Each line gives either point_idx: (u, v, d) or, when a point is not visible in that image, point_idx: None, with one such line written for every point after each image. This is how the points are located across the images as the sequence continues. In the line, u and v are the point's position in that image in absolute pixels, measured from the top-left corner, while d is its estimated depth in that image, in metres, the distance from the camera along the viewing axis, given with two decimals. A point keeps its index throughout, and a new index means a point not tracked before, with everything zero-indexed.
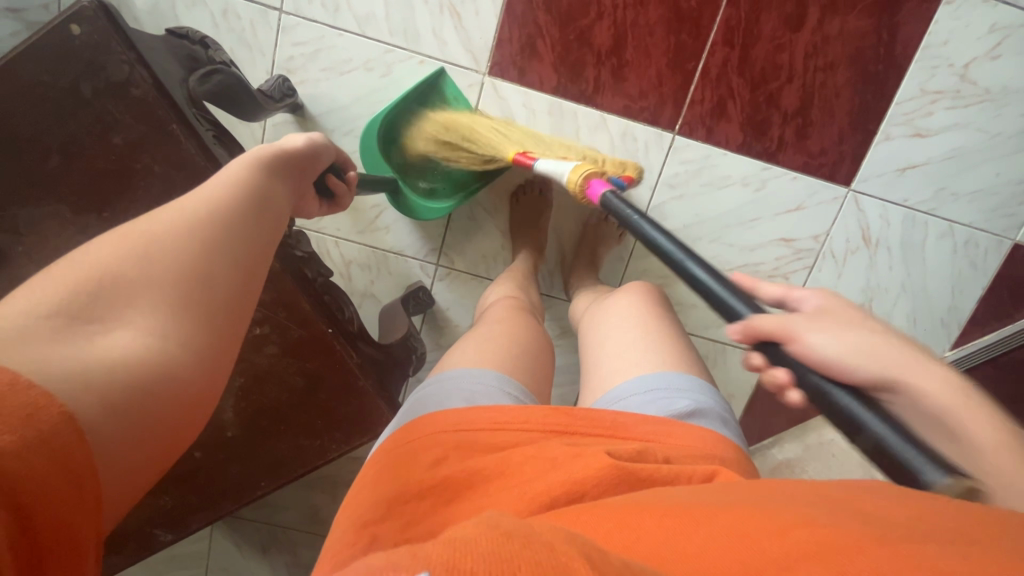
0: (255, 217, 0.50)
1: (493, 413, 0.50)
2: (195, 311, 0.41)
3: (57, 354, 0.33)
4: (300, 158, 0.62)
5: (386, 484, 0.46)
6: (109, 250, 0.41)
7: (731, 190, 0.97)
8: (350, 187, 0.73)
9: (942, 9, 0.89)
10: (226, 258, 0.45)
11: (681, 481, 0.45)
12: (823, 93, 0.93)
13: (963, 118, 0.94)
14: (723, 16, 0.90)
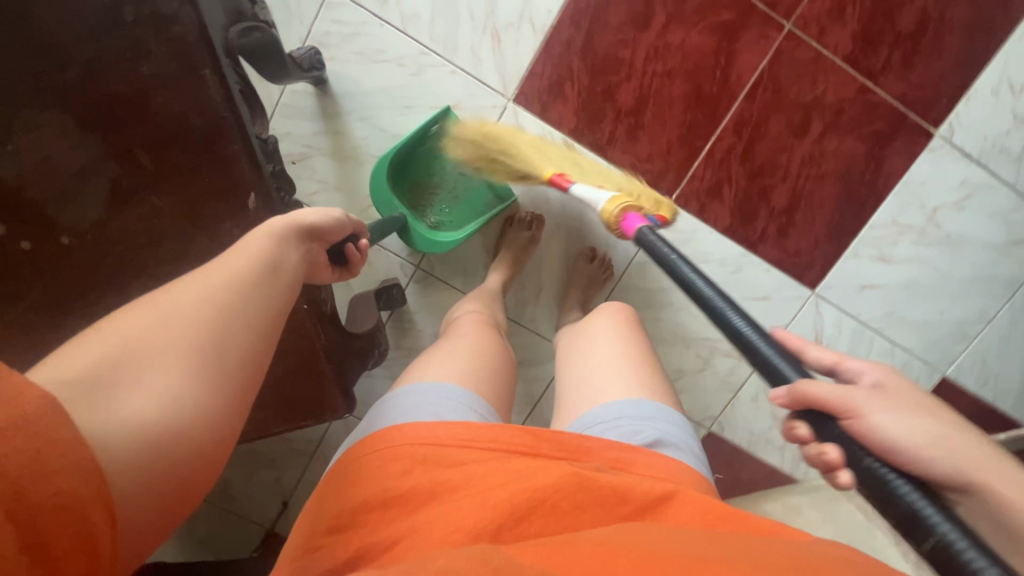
0: (269, 281, 0.52)
1: (462, 430, 0.51)
2: (214, 370, 0.43)
3: (93, 418, 0.34)
4: (314, 229, 0.61)
5: (357, 495, 0.47)
6: (128, 318, 0.42)
7: (709, 267, 1.03)
8: (365, 254, 0.71)
9: (925, 154, 0.98)
10: (241, 323, 0.47)
11: (632, 493, 0.48)
12: (809, 200, 1.00)
13: (923, 255, 1.03)
14: (738, 108, 0.96)
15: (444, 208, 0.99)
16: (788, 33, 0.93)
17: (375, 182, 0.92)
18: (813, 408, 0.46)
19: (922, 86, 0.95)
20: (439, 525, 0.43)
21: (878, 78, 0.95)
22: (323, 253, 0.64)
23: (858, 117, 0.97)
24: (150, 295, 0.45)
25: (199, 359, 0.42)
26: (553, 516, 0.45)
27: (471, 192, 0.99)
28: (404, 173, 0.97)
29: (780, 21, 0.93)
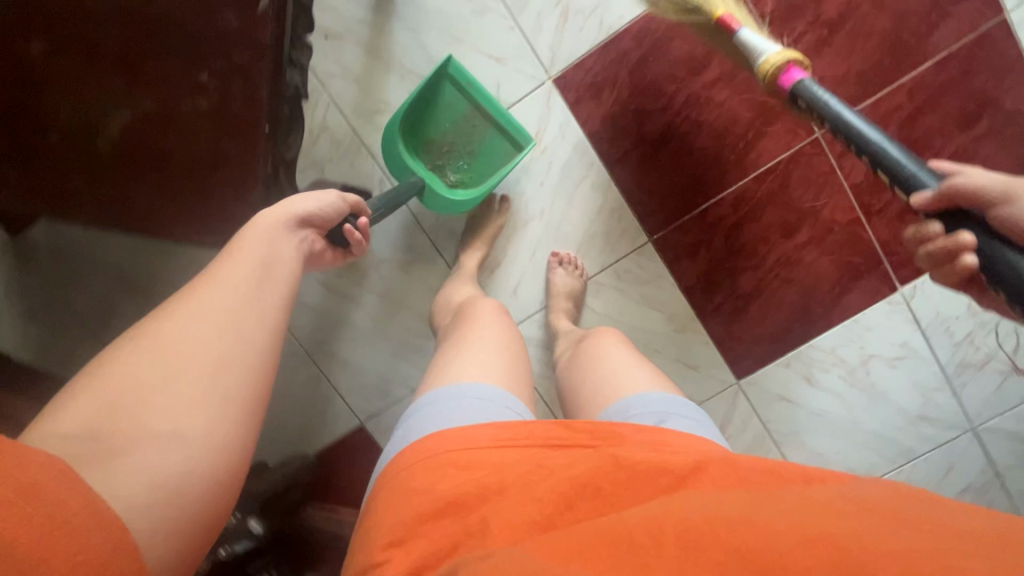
0: (267, 293, 0.55)
1: (500, 431, 0.57)
2: (215, 393, 0.44)
3: (95, 474, 0.36)
4: (303, 220, 0.66)
5: (409, 502, 0.51)
6: (119, 361, 0.43)
7: (657, 315, 1.05)
8: (365, 235, 0.77)
9: (882, 304, 1.04)
10: (240, 343, 0.48)
11: (652, 471, 0.52)
12: (769, 297, 1.04)
13: (843, 392, 1.08)
14: (745, 185, 0.99)
15: (462, 166, 1.00)
16: (815, 140, 0.97)
17: (387, 147, 0.92)
18: (953, 211, 0.62)
19: (905, 243, 1.00)
20: (502, 521, 0.48)
21: (870, 217, 1.00)
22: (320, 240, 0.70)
23: (841, 243, 1.01)
24: (145, 322, 0.47)
25: (200, 387, 0.44)
26: (596, 498, 0.50)
27: (485, 144, 0.99)
28: (420, 134, 0.98)
29: (812, 126, 0.96)
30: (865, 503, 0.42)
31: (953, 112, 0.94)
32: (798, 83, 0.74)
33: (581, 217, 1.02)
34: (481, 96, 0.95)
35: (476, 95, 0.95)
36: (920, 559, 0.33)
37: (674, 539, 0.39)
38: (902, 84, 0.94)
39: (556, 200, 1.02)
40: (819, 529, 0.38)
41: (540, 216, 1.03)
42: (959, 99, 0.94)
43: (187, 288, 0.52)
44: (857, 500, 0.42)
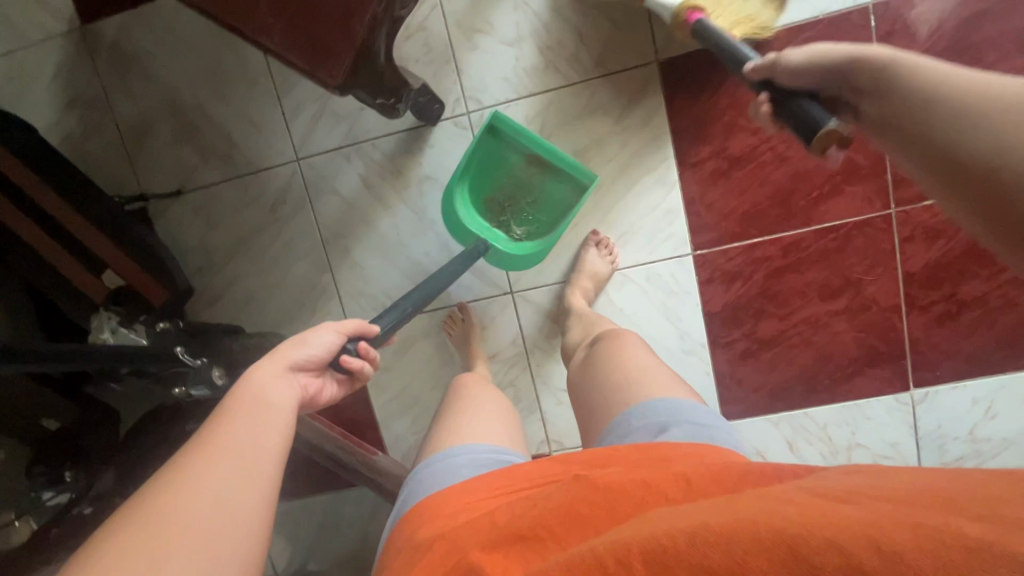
0: (270, 437, 0.52)
1: (493, 481, 0.63)
2: (217, 547, 0.41)
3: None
4: (303, 364, 0.62)
5: (419, 556, 0.53)
6: (114, 539, 0.40)
7: (670, 329, 1.03)
8: (371, 364, 0.69)
9: (889, 398, 1.01)
10: (241, 489, 0.46)
11: (628, 497, 0.50)
12: (783, 351, 1.02)
13: (818, 470, 1.05)
14: (803, 234, 0.97)
15: (527, 216, 1.01)
16: (887, 215, 0.95)
17: (452, 217, 0.96)
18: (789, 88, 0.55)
19: (933, 347, 0.98)
20: (490, 560, 0.47)
21: (911, 310, 0.97)
22: (322, 382, 0.65)
23: (873, 324, 0.99)
24: (140, 493, 0.44)
25: (195, 547, 0.41)
26: (578, 521, 0.49)
27: (546, 190, 1.00)
28: (480, 195, 1.01)
29: (889, 201, 0.94)
30: (838, 493, 0.39)
31: None
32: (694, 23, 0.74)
33: (634, 206, 1.00)
34: (534, 145, 0.95)
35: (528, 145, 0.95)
36: (866, 546, 0.30)
37: (643, 562, 0.35)
38: None
39: (617, 181, 0.99)
40: (771, 526, 0.34)
41: (595, 192, 1.00)
42: None
43: (193, 447, 0.49)
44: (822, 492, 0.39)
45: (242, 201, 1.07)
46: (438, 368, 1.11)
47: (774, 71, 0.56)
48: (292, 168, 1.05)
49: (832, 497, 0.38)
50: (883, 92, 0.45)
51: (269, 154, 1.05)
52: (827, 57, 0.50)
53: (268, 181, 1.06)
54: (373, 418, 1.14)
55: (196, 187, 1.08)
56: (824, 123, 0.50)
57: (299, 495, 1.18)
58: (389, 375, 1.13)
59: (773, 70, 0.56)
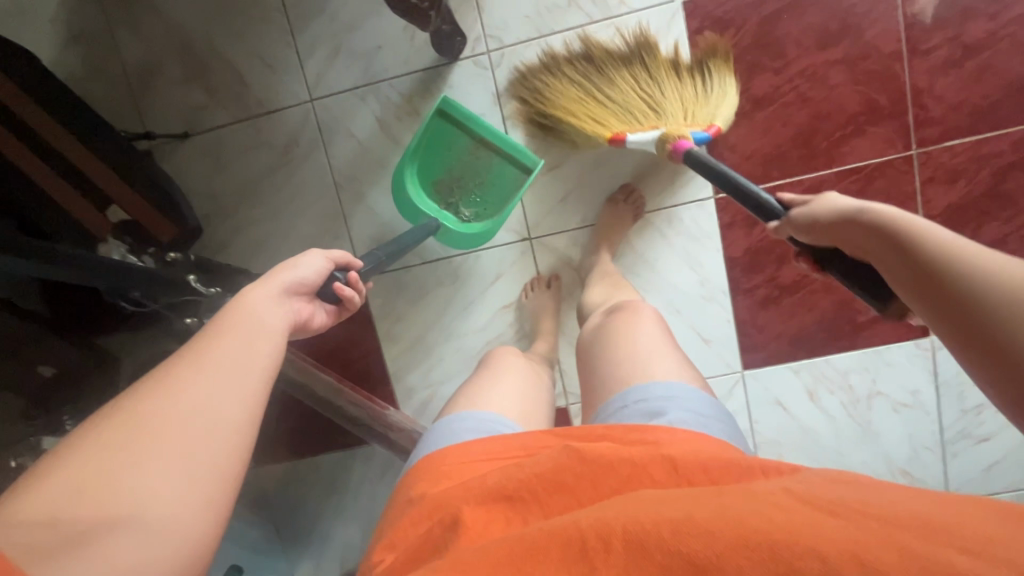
0: (258, 356, 0.48)
1: (488, 444, 0.60)
2: (189, 468, 0.38)
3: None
4: (291, 287, 0.58)
5: (407, 510, 0.54)
6: (81, 444, 0.37)
7: (690, 275, 1.02)
8: (356, 292, 0.66)
9: (909, 345, 1.01)
10: (224, 406, 0.42)
11: (612, 470, 0.49)
12: (805, 296, 1.00)
13: (837, 419, 1.04)
14: (825, 177, 0.97)
15: (474, 199, 1.03)
16: (908, 156, 0.95)
17: (399, 194, 0.97)
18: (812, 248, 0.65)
19: None
20: (474, 517, 0.46)
21: None
22: (309, 308, 0.60)
23: None
24: (118, 399, 0.41)
25: (175, 465, 0.37)
26: (561, 491, 0.48)
27: (495, 174, 1.02)
28: (428, 176, 1.02)
29: (911, 142, 0.94)
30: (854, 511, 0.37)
31: None
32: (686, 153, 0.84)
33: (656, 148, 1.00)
34: (480, 129, 0.99)
35: (476, 127, 0.99)
36: (846, 562, 0.30)
37: (624, 543, 0.36)
38: (1011, 132, 0.93)
39: None
40: (757, 531, 0.34)
41: None
42: None
43: (180, 355, 0.45)
44: (805, 496, 0.38)
45: (252, 143, 1.05)
46: (453, 317, 1.09)
47: (791, 219, 0.66)
48: (306, 108, 1.03)
49: (823, 509, 0.36)
50: (893, 249, 0.51)
51: (282, 94, 1.03)
52: (826, 215, 0.60)
53: (281, 122, 1.04)
54: (384, 372, 1.11)
55: (205, 128, 1.05)
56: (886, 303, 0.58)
57: (305, 452, 1.15)
58: (401, 326, 1.10)
59: (794, 229, 0.66)
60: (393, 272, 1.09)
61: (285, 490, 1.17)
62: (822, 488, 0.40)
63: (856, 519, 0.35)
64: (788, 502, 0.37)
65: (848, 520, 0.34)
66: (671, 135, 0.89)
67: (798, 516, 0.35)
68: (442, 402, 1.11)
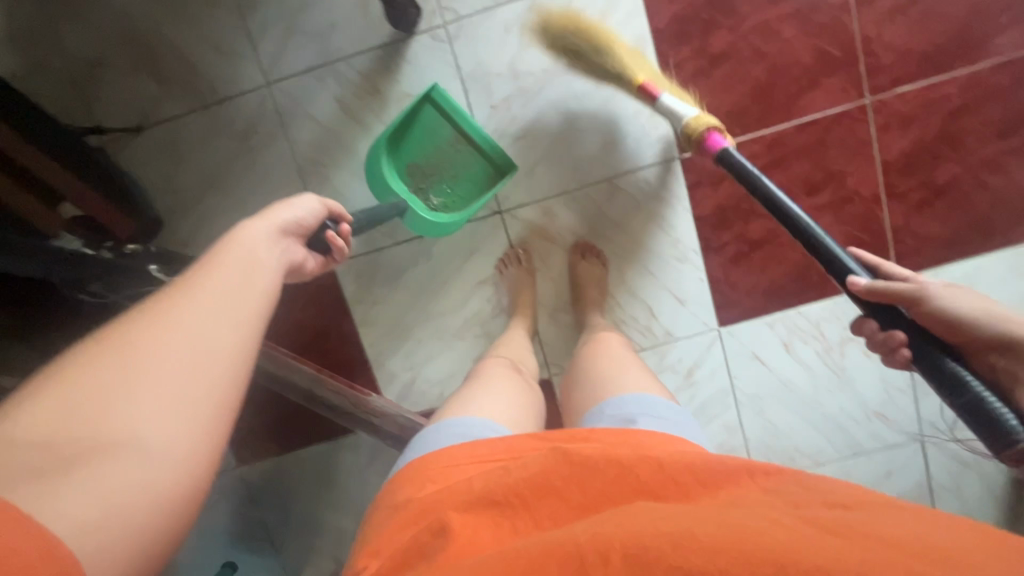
0: (255, 289, 0.47)
1: (472, 446, 0.57)
2: (193, 386, 0.38)
3: (29, 497, 0.29)
4: (287, 228, 0.60)
5: (391, 520, 0.50)
6: (75, 361, 0.37)
7: (661, 237, 1.04)
8: (346, 241, 0.70)
9: None
10: (223, 326, 0.42)
11: (602, 465, 0.47)
12: (773, 250, 1.02)
13: (814, 369, 1.06)
14: (785, 130, 0.99)
15: (448, 189, 1.02)
16: (862, 105, 0.98)
17: (372, 168, 0.96)
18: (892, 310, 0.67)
19: (916, 234, 1.00)
20: (461, 525, 0.44)
21: (891, 199, 1.00)
22: (303, 250, 0.63)
23: (857, 216, 1.01)
24: (111, 321, 0.41)
25: (175, 381, 0.37)
26: (549, 495, 0.46)
27: (469, 169, 1.02)
28: (402, 157, 1.00)
29: (864, 91, 0.97)
30: (839, 522, 0.36)
31: (993, 119, 0.97)
32: (722, 151, 0.84)
33: (618, 112, 1.01)
34: (465, 122, 0.98)
35: (460, 120, 0.98)
36: None
37: (624, 558, 0.33)
38: (957, 76, 0.96)
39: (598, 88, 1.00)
40: (760, 547, 0.32)
41: (578, 100, 1.01)
42: (1002, 109, 0.97)
43: (175, 282, 0.45)
44: (816, 521, 0.36)
45: (210, 132, 1.02)
46: (429, 297, 1.08)
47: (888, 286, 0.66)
48: (262, 93, 1.01)
49: (828, 529, 0.34)
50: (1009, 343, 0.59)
51: (238, 80, 1.00)
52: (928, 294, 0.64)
53: (238, 109, 1.01)
54: (364, 359, 1.10)
55: (159, 120, 1.02)
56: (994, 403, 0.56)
57: (289, 446, 1.13)
58: (377, 310, 1.09)
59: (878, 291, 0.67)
60: (365, 255, 1.08)
61: (271, 486, 1.14)
62: (821, 510, 0.38)
63: (858, 540, 0.33)
64: (789, 522, 0.36)
65: (851, 540, 0.33)
66: (702, 125, 0.86)
67: (807, 539, 0.33)
68: (424, 384, 1.10)
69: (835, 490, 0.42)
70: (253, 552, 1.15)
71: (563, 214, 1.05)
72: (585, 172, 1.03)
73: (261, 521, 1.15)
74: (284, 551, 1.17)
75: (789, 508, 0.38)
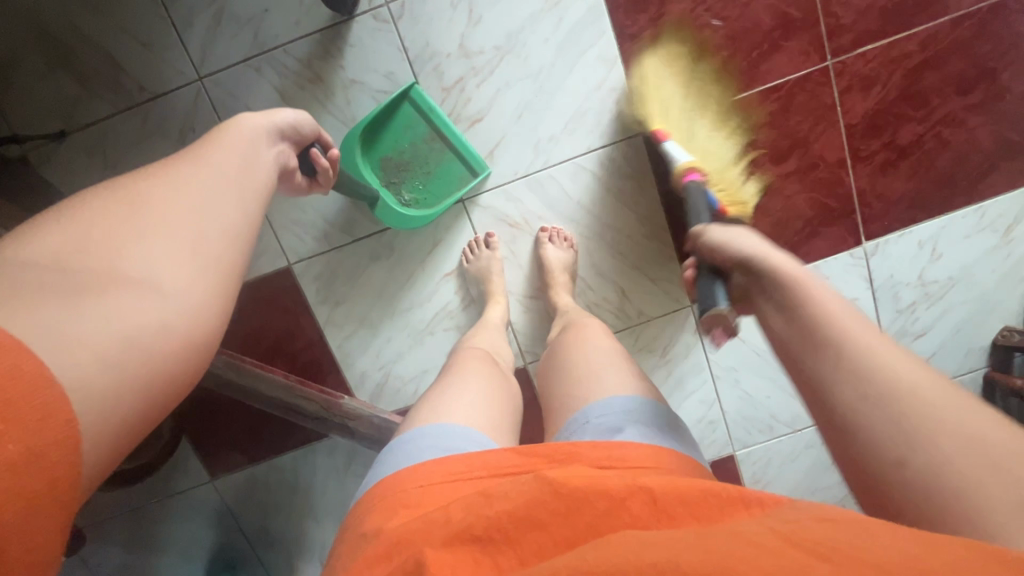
0: (245, 188, 0.55)
1: (449, 464, 0.55)
2: (192, 263, 0.46)
3: (57, 307, 0.37)
4: (283, 132, 0.66)
5: (359, 549, 0.48)
6: (96, 211, 0.45)
7: (629, 215, 1.01)
8: (332, 164, 0.76)
9: (845, 255, 1.02)
10: (218, 219, 0.50)
11: (592, 496, 0.45)
12: (742, 222, 1.00)
13: None
14: (747, 98, 0.96)
15: (418, 187, 0.99)
16: (825, 68, 0.95)
17: (347, 152, 0.94)
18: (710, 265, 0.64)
19: (881, 196, 1.00)
20: (440, 564, 0.41)
21: (856, 162, 0.99)
22: (293, 156, 0.69)
23: (822, 181, 0.99)
24: (126, 182, 0.49)
25: (176, 250, 0.45)
26: (535, 530, 0.44)
27: (443, 168, 0.98)
28: (377, 149, 0.97)
29: (825, 53, 0.95)
30: (800, 533, 0.36)
31: (954, 75, 0.96)
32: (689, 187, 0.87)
33: (576, 87, 0.97)
34: (442, 123, 0.95)
35: (437, 120, 0.95)
36: None
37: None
38: (917, 33, 0.94)
39: (555, 63, 0.96)
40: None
41: (536, 77, 0.96)
42: (962, 64, 0.96)
43: (179, 163, 0.53)
44: (792, 537, 0.35)
45: (142, 133, 0.94)
46: (395, 292, 1.04)
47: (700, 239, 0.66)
48: (195, 88, 0.93)
49: (812, 551, 0.33)
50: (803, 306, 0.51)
51: (167, 75, 0.93)
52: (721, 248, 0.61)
53: (170, 106, 0.94)
54: (331, 361, 1.06)
55: (84, 123, 0.94)
56: (714, 306, 0.61)
57: (262, 455, 1.09)
58: (342, 310, 1.04)
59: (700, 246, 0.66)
60: (323, 254, 1.03)
61: (246, 496, 1.11)
62: (809, 526, 0.37)
63: (848, 568, 0.32)
64: (773, 545, 0.34)
65: (842, 568, 0.31)
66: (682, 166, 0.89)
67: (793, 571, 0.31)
68: (397, 382, 1.07)
69: (829, 512, 0.40)
70: (239, 559, 1.15)
71: (527, 199, 1.01)
72: (547, 152, 0.99)
73: (240, 530, 1.13)
74: (268, 558, 1.15)
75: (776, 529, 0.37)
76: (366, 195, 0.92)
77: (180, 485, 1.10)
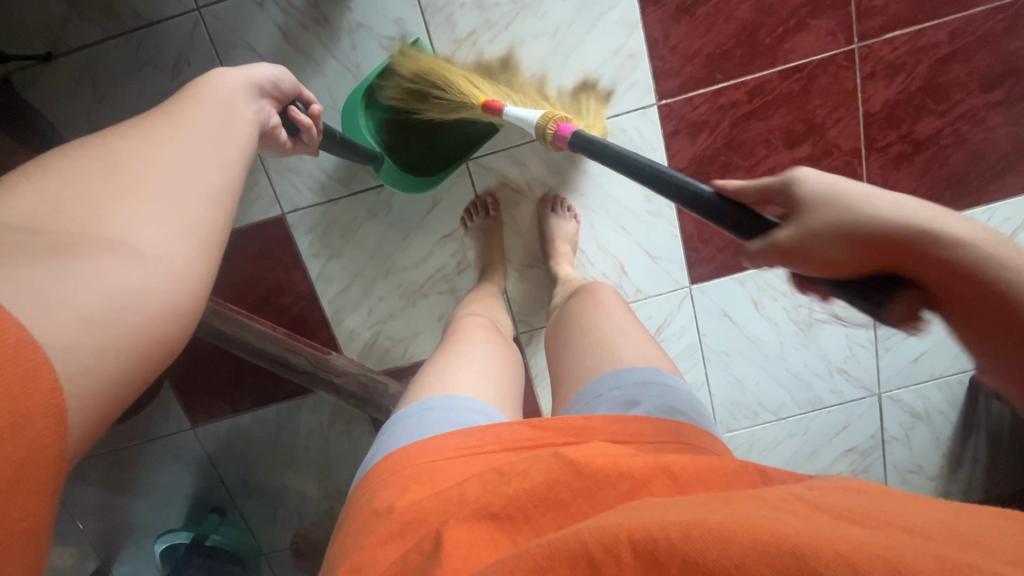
0: (227, 145, 0.52)
1: (459, 438, 0.53)
2: (171, 220, 0.43)
3: (34, 270, 0.35)
4: (262, 88, 0.62)
5: (371, 529, 0.47)
6: (62, 170, 0.41)
7: (637, 188, 0.99)
8: (315, 122, 0.72)
9: None
10: (196, 175, 0.47)
11: (614, 479, 0.44)
12: None
13: (782, 325, 1.05)
14: (767, 77, 0.93)
15: (423, 147, 0.95)
16: (850, 51, 0.92)
17: (350, 113, 0.90)
18: None
19: (891, 189, 0.98)
20: (455, 540, 0.40)
21: (870, 152, 0.96)
22: (277, 114, 0.66)
23: (834, 170, 0.97)
24: (95, 140, 0.46)
25: (151, 210, 0.42)
26: (552, 507, 0.43)
27: (449, 128, 0.95)
28: (382, 109, 0.93)
29: (852, 35, 0.92)
30: (824, 502, 0.35)
31: (979, 70, 0.93)
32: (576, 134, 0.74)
33: (594, 49, 0.93)
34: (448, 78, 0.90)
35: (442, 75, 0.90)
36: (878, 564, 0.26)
37: (634, 554, 0.30)
38: (947, 22, 0.91)
39: (574, 22, 0.92)
40: (777, 536, 0.29)
41: (553, 35, 0.92)
42: (989, 58, 0.93)
43: (153, 119, 0.50)
44: (819, 504, 0.35)
45: (134, 62, 0.90)
46: (391, 251, 1.02)
47: None
48: (193, 18, 0.88)
49: (843, 517, 0.32)
50: None
51: (164, 3, 0.88)
52: None
53: (165, 37, 0.89)
54: (321, 317, 1.04)
55: (73, 46, 0.89)
56: None
57: (244, 406, 1.08)
58: (335, 265, 1.02)
59: None
60: (320, 205, 1.00)
61: (227, 447, 1.11)
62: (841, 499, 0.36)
63: (883, 530, 0.30)
64: (802, 510, 0.33)
65: (871, 528, 0.31)
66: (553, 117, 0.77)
67: (824, 524, 0.31)
68: (386, 342, 1.05)
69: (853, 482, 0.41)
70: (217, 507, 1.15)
71: (534, 161, 0.98)
72: None
73: (221, 478, 1.13)
74: (247, 507, 1.16)
75: (802, 496, 0.36)
76: (372, 155, 0.88)
77: (161, 430, 1.09)
